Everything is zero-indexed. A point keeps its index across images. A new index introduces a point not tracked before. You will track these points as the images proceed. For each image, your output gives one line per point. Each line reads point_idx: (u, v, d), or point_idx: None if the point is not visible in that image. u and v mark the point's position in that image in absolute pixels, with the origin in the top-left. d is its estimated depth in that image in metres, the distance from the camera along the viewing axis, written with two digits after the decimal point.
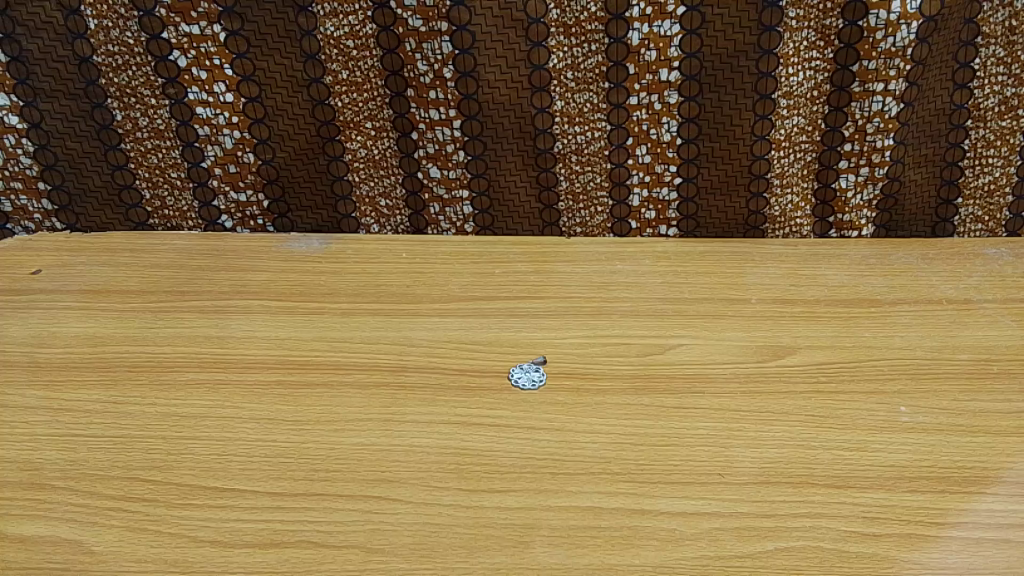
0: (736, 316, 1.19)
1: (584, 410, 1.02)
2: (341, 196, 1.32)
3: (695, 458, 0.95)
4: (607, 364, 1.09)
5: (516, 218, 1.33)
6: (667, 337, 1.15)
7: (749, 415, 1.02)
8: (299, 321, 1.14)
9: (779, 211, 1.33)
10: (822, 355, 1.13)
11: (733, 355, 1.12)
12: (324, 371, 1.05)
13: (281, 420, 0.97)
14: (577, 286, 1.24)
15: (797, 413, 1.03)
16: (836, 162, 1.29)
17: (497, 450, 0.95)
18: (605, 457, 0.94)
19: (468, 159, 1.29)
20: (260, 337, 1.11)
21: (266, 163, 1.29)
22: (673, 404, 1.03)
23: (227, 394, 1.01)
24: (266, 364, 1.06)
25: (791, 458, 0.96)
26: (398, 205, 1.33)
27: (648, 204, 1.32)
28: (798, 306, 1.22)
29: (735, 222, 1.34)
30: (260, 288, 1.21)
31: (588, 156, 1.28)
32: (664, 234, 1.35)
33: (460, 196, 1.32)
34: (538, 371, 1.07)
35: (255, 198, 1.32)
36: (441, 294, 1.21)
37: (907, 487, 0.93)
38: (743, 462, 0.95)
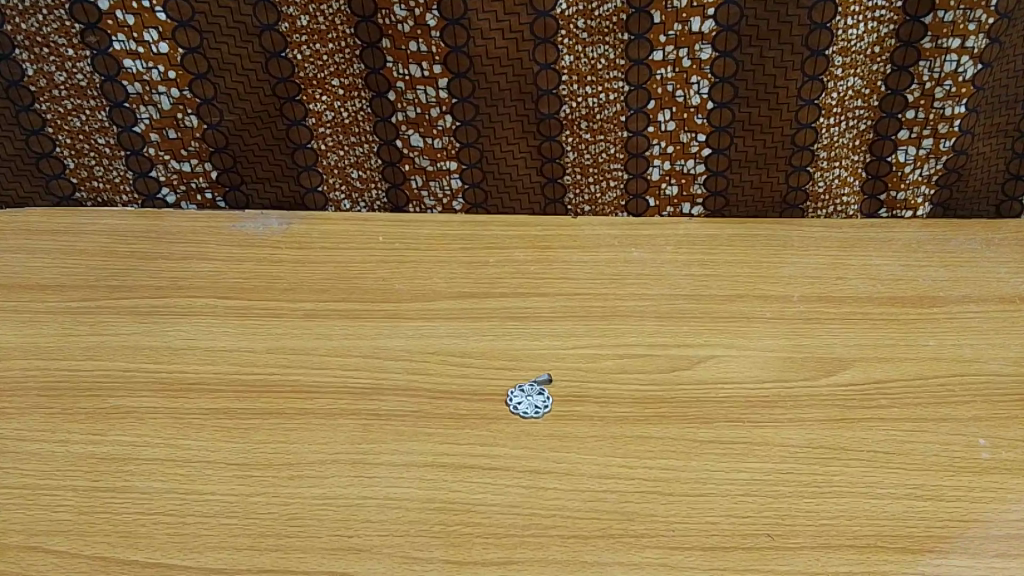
0: (774, 318, 1.01)
1: (598, 447, 0.84)
2: (304, 166, 1.10)
3: (735, 515, 0.78)
4: (623, 384, 0.91)
5: (512, 194, 1.12)
6: (694, 346, 0.96)
7: (797, 453, 0.84)
8: (251, 326, 0.95)
9: (823, 187, 1.12)
10: (879, 372, 0.95)
11: (774, 371, 0.93)
12: (281, 395, 0.86)
13: (224, 465, 0.79)
14: (586, 280, 1.04)
15: (856, 451, 0.85)
16: (894, 132, 1.09)
17: (493, 505, 0.77)
18: (627, 514, 0.77)
19: (456, 125, 1.07)
20: (203, 348, 0.92)
21: (211, 127, 1.07)
22: (705, 437, 0.85)
23: (158, 428, 0.83)
24: (209, 385, 0.87)
25: (853, 514, 0.79)
26: (373, 178, 1.11)
27: (669, 177, 1.11)
28: (846, 307, 1.03)
29: (772, 200, 1.13)
30: (206, 283, 1.01)
31: (600, 123, 1.06)
32: (687, 214, 1.14)
33: (446, 168, 1.10)
34: (541, 394, 0.88)
35: (201, 169, 1.10)
36: (424, 291, 1.01)
37: (993, 551, 0.76)
38: (795, 519, 0.78)
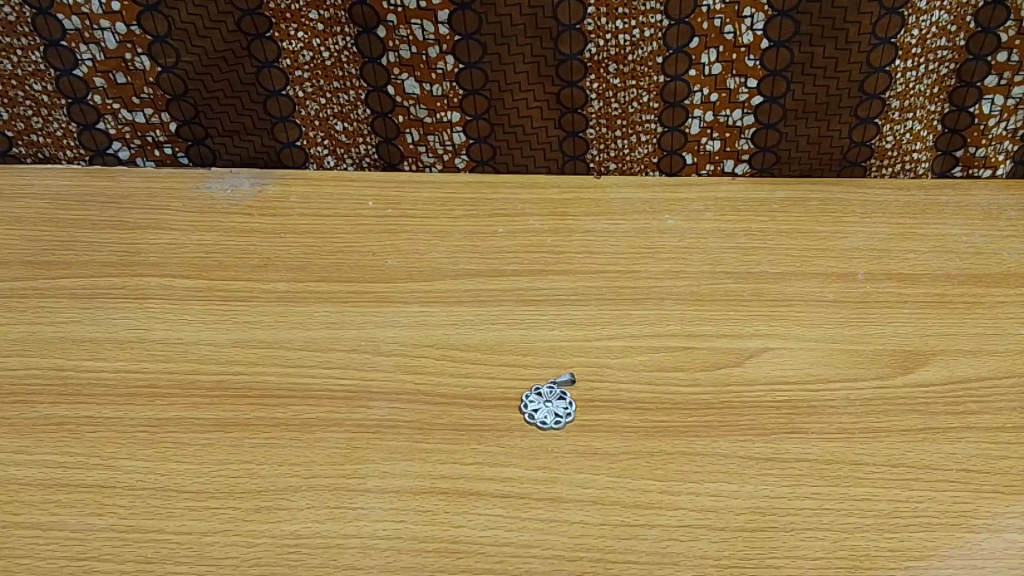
0: (836, 301, 0.85)
1: (633, 467, 0.69)
2: (279, 117, 0.92)
3: (801, 555, 0.64)
4: (660, 385, 0.75)
5: (525, 150, 0.94)
6: (743, 336, 0.80)
7: (872, 474, 0.70)
8: (214, 312, 0.80)
9: (892, 142, 0.95)
10: (964, 368, 0.79)
11: (840, 368, 0.78)
12: (247, 401, 0.71)
13: (173, 493, 0.65)
14: (612, 254, 0.88)
15: (942, 470, 0.70)
16: (982, 78, 0.91)
17: (507, 545, 0.63)
18: (670, 555, 0.63)
19: (459, 68, 0.89)
20: (156, 342, 0.77)
21: (166, 70, 0.90)
22: (762, 454, 0.70)
23: (95, 445, 0.69)
24: (161, 390, 0.73)
25: (944, 551, 0.65)
26: (359, 130, 0.94)
27: (712, 131, 0.93)
28: (920, 287, 0.87)
29: (832, 157, 0.96)
30: (161, 258, 0.86)
31: (632, 65, 0.89)
32: (730, 173, 0.97)
33: (447, 120, 0.92)
34: (562, 399, 0.73)
35: (157, 119, 0.93)
36: (421, 268, 0.85)
37: None
38: (875, 560, 0.64)
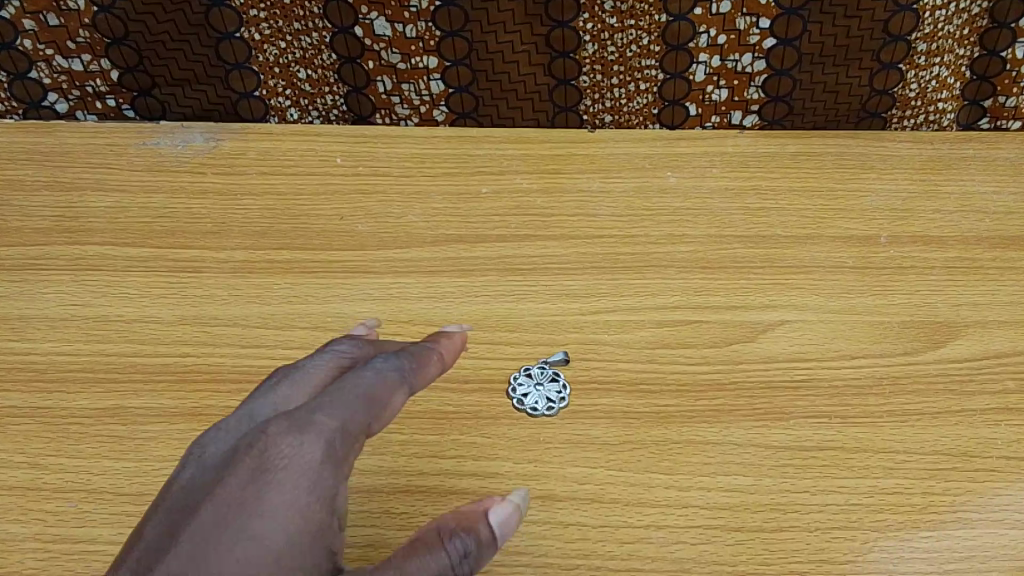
0: (858, 267, 0.76)
1: (635, 460, 0.61)
2: (233, 64, 0.82)
3: (826, 559, 0.57)
4: (663, 365, 0.67)
5: (511, 101, 0.85)
6: (755, 308, 0.72)
7: (904, 464, 0.62)
8: (161, 285, 0.71)
9: (915, 90, 0.85)
10: (1000, 341, 0.71)
11: (864, 342, 0.70)
12: (195, 388, 0.63)
13: (108, 497, 0.58)
14: (608, 217, 0.78)
15: (982, 458, 0.63)
16: (1018, 17, 0.80)
17: (493, 552, 0.57)
18: (680, 562, 0.57)
19: (434, 6, 0.78)
20: (94, 319, 0.68)
21: (103, 10, 0.79)
22: (780, 443, 0.63)
23: (20, 440, 0.61)
24: (99, 375, 0.64)
25: (988, 552, 0.58)
26: (324, 79, 0.83)
27: (718, 78, 0.84)
28: (950, 250, 0.78)
29: (851, 106, 0.86)
30: (101, 223, 0.76)
31: (631, 3, 0.78)
32: (738, 126, 0.88)
33: (423, 66, 0.82)
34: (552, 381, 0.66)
35: (96, 67, 0.83)
36: (395, 234, 0.76)
37: None
38: (910, 564, 0.57)
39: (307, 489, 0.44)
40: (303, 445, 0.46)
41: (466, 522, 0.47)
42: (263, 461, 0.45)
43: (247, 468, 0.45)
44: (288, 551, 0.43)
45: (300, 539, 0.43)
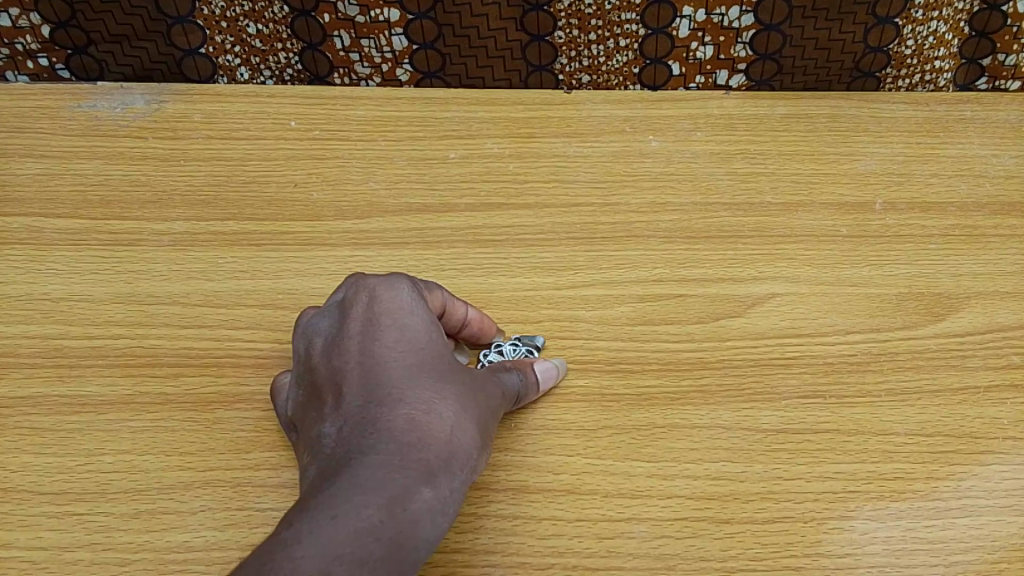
0: (852, 236, 0.71)
1: (615, 446, 0.56)
2: (175, 18, 0.75)
3: (823, 552, 0.52)
4: (644, 343, 0.62)
5: (480, 59, 0.78)
6: (743, 281, 0.66)
7: (905, 446, 0.57)
8: (93, 259, 0.64)
9: (911, 47, 0.80)
10: (1004, 313, 0.66)
11: (861, 315, 0.65)
12: (127, 374, 0.57)
13: (29, 496, 0.52)
14: (585, 183, 0.73)
15: (990, 439, 0.58)
16: None
17: (456, 552, 0.52)
18: (664, 559, 0.52)
19: None
20: (18, 298, 0.62)
21: None
22: (772, 426, 0.57)
23: None
24: (20, 360, 0.58)
25: (999, 540, 0.53)
26: (277, 34, 0.77)
27: (704, 34, 0.78)
28: (950, 217, 0.73)
29: (843, 65, 0.81)
30: (28, 194, 0.69)
31: None
32: (723, 87, 0.82)
33: (384, 21, 0.75)
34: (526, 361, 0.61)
35: (25, 22, 0.75)
36: (354, 202, 0.70)
37: None
38: (913, 556, 0.52)
39: (421, 302, 0.53)
40: (395, 279, 0.53)
41: (520, 365, 0.57)
42: (373, 295, 0.52)
43: (363, 303, 0.52)
44: (436, 338, 0.52)
45: (433, 329, 0.52)
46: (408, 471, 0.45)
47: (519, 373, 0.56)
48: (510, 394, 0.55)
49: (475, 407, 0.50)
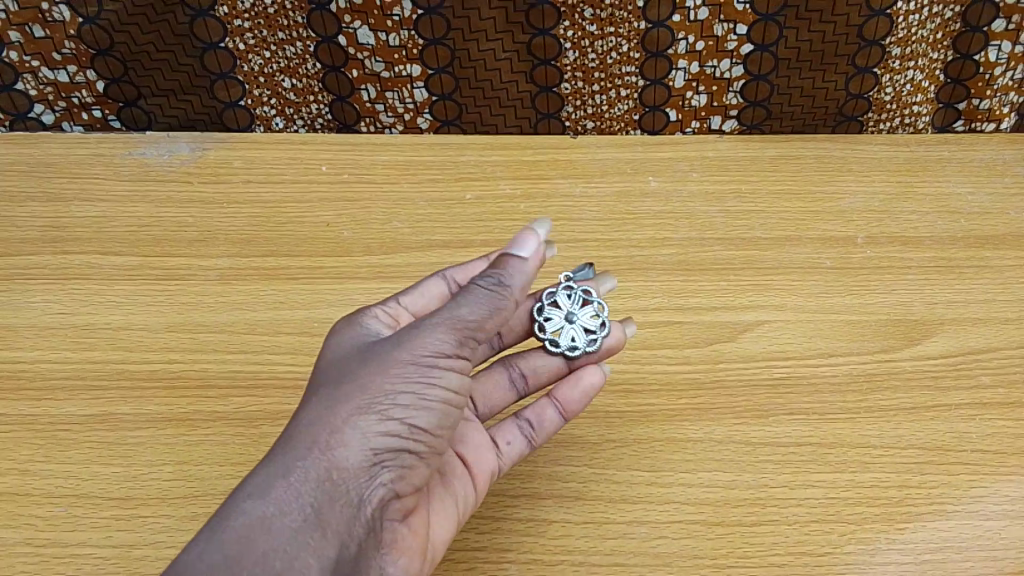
0: (835, 268, 0.77)
1: (618, 457, 0.62)
2: (218, 74, 0.83)
3: (805, 551, 0.58)
4: (644, 364, 0.68)
5: (494, 108, 0.86)
6: (734, 309, 0.73)
7: (881, 458, 0.63)
8: (148, 292, 0.71)
9: (890, 93, 0.87)
10: (975, 338, 0.72)
11: (843, 340, 0.71)
12: (181, 394, 0.64)
13: (97, 500, 0.58)
14: (590, 221, 0.80)
15: (957, 451, 0.64)
16: (988, 22, 0.83)
17: (476, 550, 0.58)
18: (661, 556, 0.57)
19: (418, 14, 0.79)
20: (82, 328, 0.69)
21: (88, 21, 0.80)
22: (761, 439, 0.64)
23: (6, 447, 0.61)
24: (86, 382, 0.65)
25: (966, 543, 0.59)
26: (310, 87, 0.85)
27: (697, 84, 0.85)
28: (926, 250, 0.80)
29: (828, 110, 0.88)
30: (87, 234, 0.77)
31: (610, 12, 0.79)
32: (717, 131, 0.89)
33: (407, 75, 0.83)
34: (592, 302, 0.64)
35: (81, 78, 0.84)
36: (380, 239, 0.77)
37: None
38: (888, 555, 0.58)
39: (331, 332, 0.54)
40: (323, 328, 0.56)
41: (497, 266, 0.52)
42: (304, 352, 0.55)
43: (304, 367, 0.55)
44: (335, 351, 0.52)
45: (335, 347, 0.52)
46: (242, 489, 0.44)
47: (491, 276, 0.51)
48: (474, 310, 0.49)
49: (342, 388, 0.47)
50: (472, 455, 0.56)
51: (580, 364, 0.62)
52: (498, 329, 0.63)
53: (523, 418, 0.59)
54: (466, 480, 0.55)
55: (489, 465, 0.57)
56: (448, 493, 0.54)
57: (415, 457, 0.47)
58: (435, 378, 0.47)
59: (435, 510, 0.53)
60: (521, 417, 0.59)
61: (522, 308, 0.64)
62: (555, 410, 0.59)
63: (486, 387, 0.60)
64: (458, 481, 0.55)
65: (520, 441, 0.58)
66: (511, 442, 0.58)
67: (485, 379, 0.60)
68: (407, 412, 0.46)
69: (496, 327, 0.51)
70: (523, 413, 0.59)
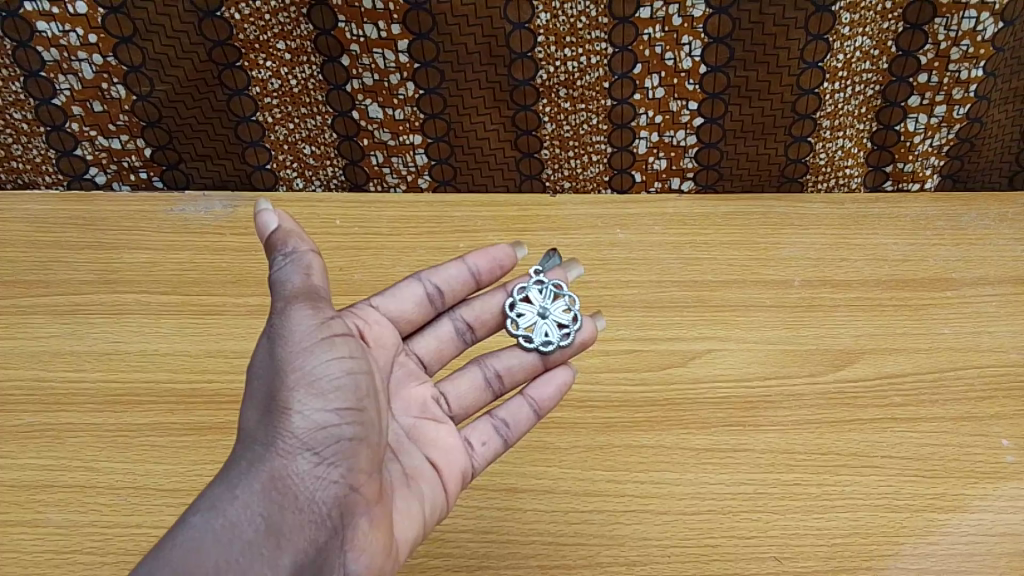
0: (774, 306, 0.90)
1: (582, 460, 0.76)
2: (249, 142, 0.97)
3: (734, 535, 0.71)
4: (607, 385, 0.82)
5: (484, 171, 1.00)
6: (686, 340, 0.86)
7: (803, 461, 0.76)
8: (190, 325, 0.85)
9: (825, 158, 1.01)
10: (891, 364, 0.85)
11: (777, 366, 0.84)
12: (219, 407, 0.77)
13: (152, 491, 0.72)
14: None
15: (868, 457, 0.77)
16: (905, 98, 0.96)
17: (464, 531, 0.72)
18: (616, 537, 0.71)
19: (419, 94, 0.94)
20: (135, 354, 0.82)
21: (141, 98, 0.94)
22: (701, 445, 0.77)
23: (76, 449, 0.75)
24: (140, 398, 0.79)
25: (870, 531, 0.72)
26: (327, 153, 0.99)
27: (657, 151, 1.00)
28: (853, 291, 0.93)
29: (772, 173, 1.02)
30: (136, 276, 0.90)
31: (581, 91, 0.94)
32: (676, 190, 1.03)
33: (410, 143, 0.98)
34: (563, 299, 0.78)
35: (132, 145, 0.98)
36: (387, 281, 0.90)
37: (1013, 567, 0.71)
38: (803, 538, 0.71)
39: None
40: None
41: (280, 240, 0.58)
42: None
43: None
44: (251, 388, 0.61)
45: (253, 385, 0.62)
46: (193, 514, 0.53)
47: (282, 255, 0.58)
48: (299, 291, 0.58)
49: (265, 402, 0.57)
50: (443, 458, 0.67)
51: (552, 358, 0.75)
52: (469, 324, 0.76)
53: (498, 419, 0.70)
54: (432, 481, 0.65)
55: (459, 463, 0.68)
56: (413, 492, 0.64)
57: (345, 442, 0.56)
58: (327, 359, 0.57)
59: (401, 507, 0.62)
60: (496, 418, 0.70)
61: (491, 305, 0.77)
62: (529, 408, 0.71)
63: (463, 388, 0.73)
64: (423, 482, 0.65)
65: (494, 440, 0.70)
66: (485, 442, 0.70)
67: (465, 384, 0.73)
68: (318, 399, 0.56)
69: (323, 281, 0.60)
70: (497, 414, 0.70)
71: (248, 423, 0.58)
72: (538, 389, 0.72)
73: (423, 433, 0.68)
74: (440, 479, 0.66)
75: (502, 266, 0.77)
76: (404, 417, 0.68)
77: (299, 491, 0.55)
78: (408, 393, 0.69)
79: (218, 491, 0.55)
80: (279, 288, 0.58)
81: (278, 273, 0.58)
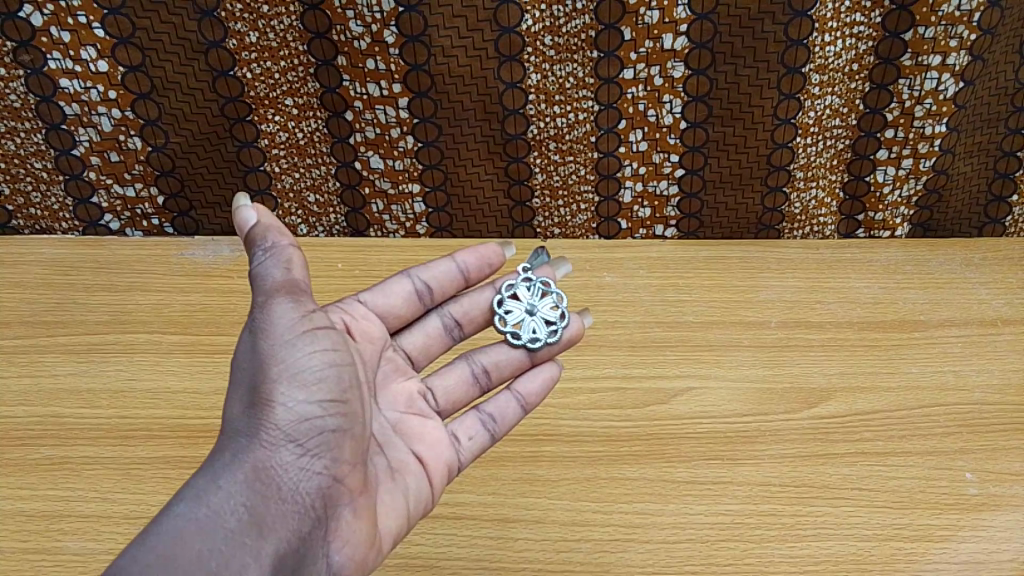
0: (752, 346, 0.96)
1: (569, 492, 0.81)
2: (257, 190, 1.03)
3: (712, 564, 0.76)
4: (594, 421, 0.87)
5: (479, 219, 1.06)
6: (668, 377, 0.91)
7: (778, 493, 0.81)
8: (199, 364, 0.89)
9: (800, 208, 1.07)
10: (861, 402, 0.90)
11: (754, 404, 0.89)
12: None
13: None
14: None
15: (839, 489, 0.82)
16: (873, 151, 1.03)
17: (458, 559, 0.76)
18: (601, 564, 0.76)
19: (418, 146, 1.00)
20: (146, 392, 0.87)
21: (156, 150, 1.00)
22: (683, 478, 0.82)
23: (91, 481, 0.79)
24: (152, 434, 0.83)
25: (840, 559, 0.77)
26: (330, 201, 1.05)
27: (642, 199, 1.06)
28: (827, 332, 0.98)
29: (750, 220, 1.08)
30: (148, 317, 0.95)
31: (569, 145, 1.01)
32: (660, 236, 1.09)
33: (409, 192, 1.04)
34: (551, 296, 0.84)
35: (145, 194, 1.04)
36: None
37: None
38: (777, 566, 0.76)
39: None
40: None
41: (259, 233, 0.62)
42: None
43: None
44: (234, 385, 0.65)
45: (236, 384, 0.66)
46: (178, 502, 0.57)
47: (262, 249, 0.62)
48: (280, 283, 0.61)
49: (249, 395, 0.61)
50: (429, 452, 0.72)
51: (539, 354, 0.80)
52: (457, 320, 0.81)
53: (486, 414, 0.75)
54: (416, 475, 0.70)
55: (445, 455, 0.72)
56: (398, 485, 0.68)
57: (328, 433, 0.61)
58: (308, 353, 0.62)
59: (385, 501, 0.67)
60: (483, 412, 0.75)
61: (479, 302, 0.82)
62: (518, 403, 0.76)
63: (452, 383, 0.78)
64: (408, 476, 0.69)
65: (481, 435, 0.75)
66: (472, 436, 0.75)
67: (453, 378, 0.78)
68: (301, 392, 0.60)
69: (303, 274, 0.63)
70: (485, 409, 0.76)
71: (232, 415, 0.62)
72: (526, 385, 0.77)
73: (409, 427, 0.72)
74: (426, 471, 0.71)
75: (490, 262, 0.82)
76: (391, 411, 0.72)
77: (283, 482, 0.59)
78: (394, 388, 0.73)
79: (202, 481, 0.58)
80: (261, 282, 0.62)
81: (259, 268, 0.62)
